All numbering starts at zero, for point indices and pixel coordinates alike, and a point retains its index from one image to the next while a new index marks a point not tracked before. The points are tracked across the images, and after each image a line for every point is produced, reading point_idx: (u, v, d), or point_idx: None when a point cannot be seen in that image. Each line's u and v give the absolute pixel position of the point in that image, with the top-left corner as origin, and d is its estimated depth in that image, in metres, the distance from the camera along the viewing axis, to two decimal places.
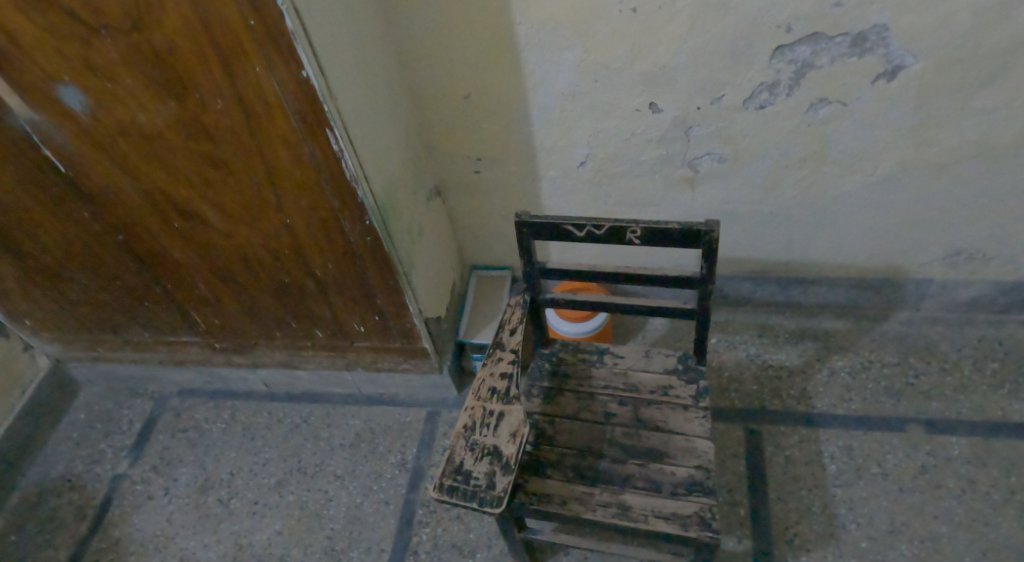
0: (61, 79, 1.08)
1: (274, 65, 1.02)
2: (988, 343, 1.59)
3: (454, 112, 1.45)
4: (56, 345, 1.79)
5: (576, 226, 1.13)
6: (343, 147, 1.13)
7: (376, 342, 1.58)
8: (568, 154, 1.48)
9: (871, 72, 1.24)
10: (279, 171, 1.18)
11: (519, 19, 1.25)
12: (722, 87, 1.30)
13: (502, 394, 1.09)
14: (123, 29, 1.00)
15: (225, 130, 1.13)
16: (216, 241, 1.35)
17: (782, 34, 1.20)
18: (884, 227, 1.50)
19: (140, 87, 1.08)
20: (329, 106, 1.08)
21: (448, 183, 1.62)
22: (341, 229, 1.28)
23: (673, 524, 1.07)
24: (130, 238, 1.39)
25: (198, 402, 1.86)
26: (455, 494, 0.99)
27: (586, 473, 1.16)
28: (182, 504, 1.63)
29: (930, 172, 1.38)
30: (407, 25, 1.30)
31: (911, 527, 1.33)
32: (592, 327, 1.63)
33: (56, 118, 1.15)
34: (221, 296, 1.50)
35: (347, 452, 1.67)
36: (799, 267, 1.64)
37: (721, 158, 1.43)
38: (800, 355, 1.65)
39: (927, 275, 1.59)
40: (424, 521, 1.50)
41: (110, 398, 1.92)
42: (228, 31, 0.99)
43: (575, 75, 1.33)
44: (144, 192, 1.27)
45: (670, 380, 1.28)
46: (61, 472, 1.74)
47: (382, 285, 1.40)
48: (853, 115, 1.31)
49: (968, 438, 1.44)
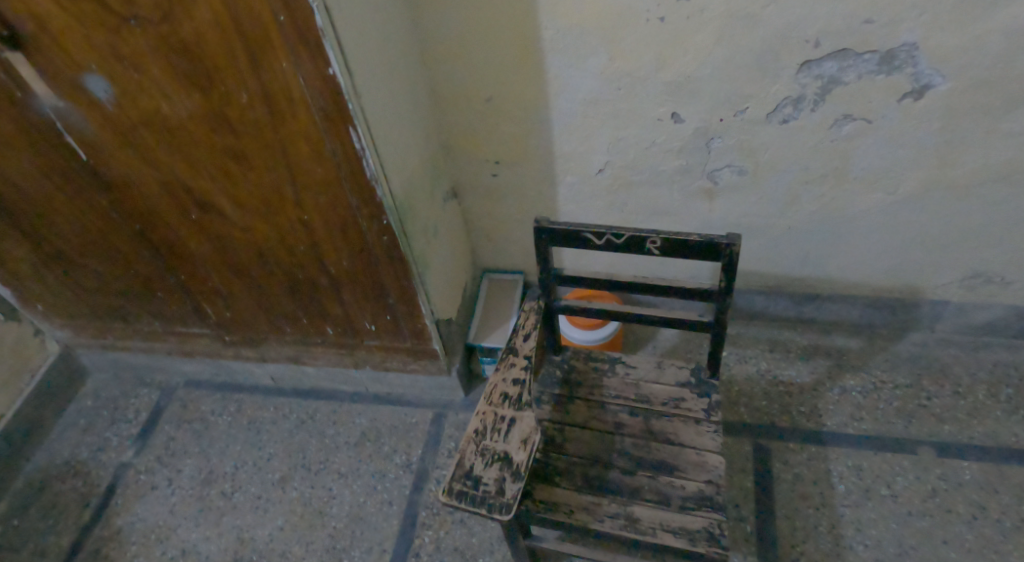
0: (87, 66, 1.08)
1: (302, 62, 1.02)
2: (1003, 368, 1.57)
3: (475, 114, 1.44)
4: (66, 331, 1.80)
5: (595, 234, 1.12)
6: (365, 146, 1.13)
7: (386, 342, 1.58)
8: (587, 160, 1.48)
9: (898, 91, 1.23)
10: (300, 167, 1.18)
11: (545, 24, 1.25)
12: (746, 100, 1.30)
13: (514, 400, 1.08)
14: (153, 20, 1.00)
15: (248, 124, 1.13)
16: (232, 234, 1.35)
17: (810, 49, 1.20)
18: (902, 246, 1.49)
19: (166, 78, 1.08)
20: (354, 104, 1.08)
21: (465, 185, 1.62)
22: (358, 227, 1.28)
23: (681, 538, 1.07)
24: (146, 228, 1.39)
25: (204, 394, 1.86)
26: (464, 500, 0.98)
27: (594, 483, 1.16)
28: (185, 495, 1.62)
29: (952, 193, 1.36)
30: (433, 25, 1.30)
31: (920, 551, 1.32)
32: (602, 336, 1.62)
33: (80, 105, 1.15)
34: (234, 289, 1.50)
35: (352, 450, 1.66)
36: (814, 283, 1.63)
37: (741, 171, 1.42)
38: (811, 372, 1.64)
39: (943, 297, 1.57)
40: (427, 523, 1.50)
41: (117, 386, 1.92)
42: (257, 26, 0.99)
43: (598, 82, 1.32)
44: (164, 182, 1.27)
45: (683, 393, 1.27)
46: (66, 458, 1.74)
47: (395, 285, 1.40)
48: (877, 133, 1.30)
49: (980, 463, 1.42)
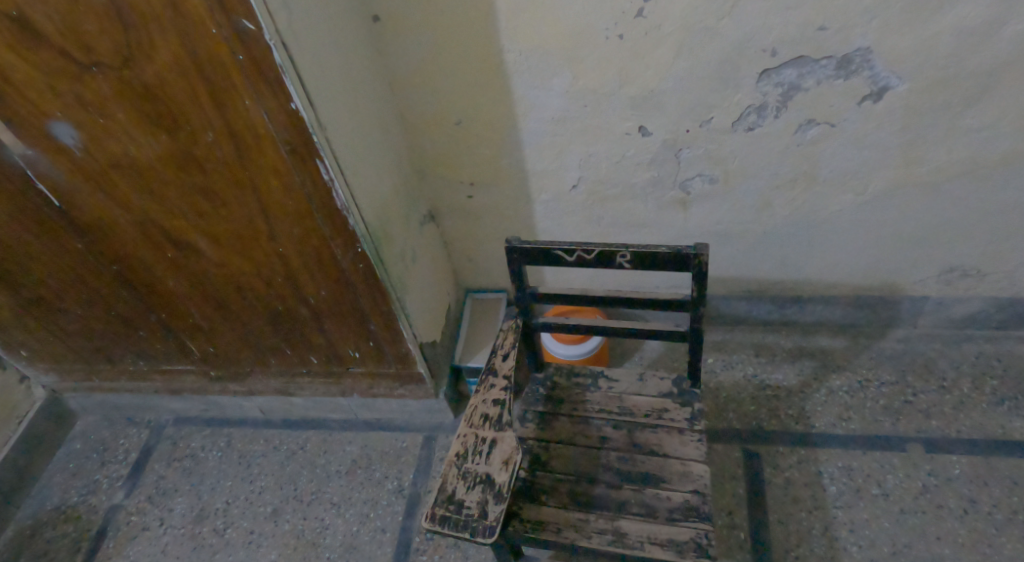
0: (53, 114, 1.10)
1: (264, 99, 1.04)
2: (986, 360, 1.58)
3: (445, 137, 1.46)
4: (52, 376, 1.79)
5: (566, 251, 1.13)
6: (333, 176, 1.14)
7: (372, 368, 1.58)
8: (560, 177, 1.49)
9: (857, 94, 1.25)
10: (271, 201, 1.19)
11: (507, 47, 1.27)
12: (710, 110, 1.31)
13: (494, 421, 1.07)
14: (115, 66, 1.02)
15: (216, 161, 1.14)
16: (210, 271, 1.36)
17: (768, 58, 1.22)
18: (876, 245, 1.50)
19: (131, 121, 1.10)
20: (319, 136, 1.09)
21: (441, 207, 1.63)
22: (333, 255, 1.28)
23: (669, 551, 1.06)
24: (123, 269, 1.40)
25: (194, 430, 1.86)
26: (447, 524, 0.98)
27: (581, 499, 1.15)
28: (177, 535, 1.61)
29: (922, 190, 1.38)
30: (397, 54, 1.32)
31: (914, 549, 1.31)
32: (587, 350, 1.63)
33: (49, 152, 1.16)
34: (215, 324, 1.51)
35: (343, 479, 1.65)
36: (794, 286, 1.64)
37: (712, 180, 1.44)
38: (797, 374, 1.64)
39: (923, 292, 1.58)
40: (421, 549, 1.49)
41: (106, 428, 1.91)
42: (218, 66, 1.01)
43: (564, 101, 1.34)
44: (136, 222, 1.28)
45: (665, 403, 1.27)
46: (56, 503, 1.73)
47: (375, 311, 1.40)
48: (841, 136, 1.32)
49: (969, 457, 1.42)
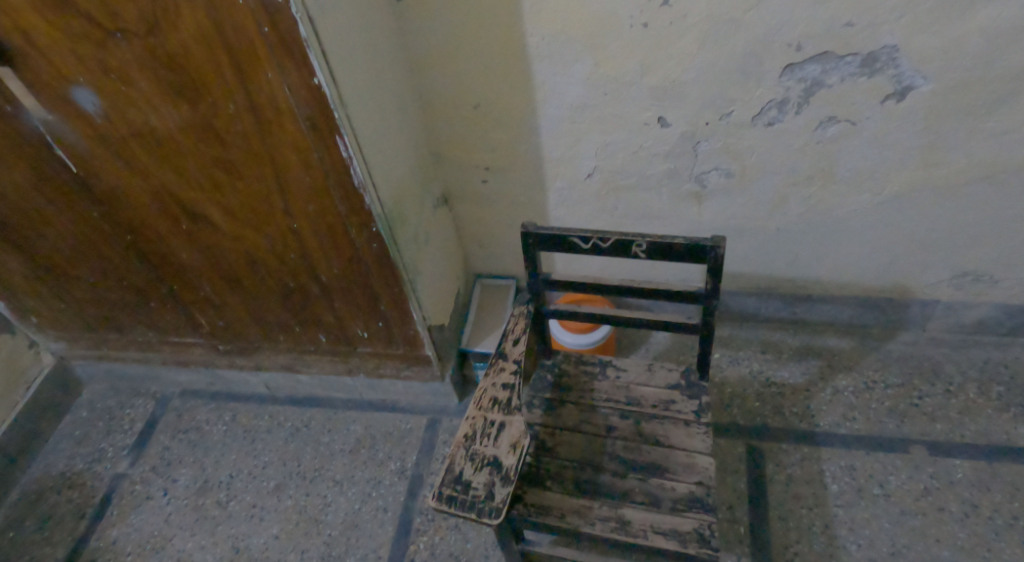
0: (75, 80, 1.10)
1: (288, 73, 1.03)
2: (993, 367, 1.58)
3: (463, 121, 1.45)
4: (61, 343, 1.80)
5: (582, 238, 1.13)
6: (352, 154, 1.14)
7: (379, 348, 1.58)
8: (576, 165, 1.49)
9: (880, 92, 1.24)
10: (288, 176, 1.19)
11: (530, 31, 1.26)
12: (731, 103, 1.31)
13: (503, 404, 1.08)
14: (139, 33, 1.02)
15: (235, 134, 1.14)
16: (224, 244, 1.36)
17: (792, 52, 1.21)
18: (890, 246, 1.50)
19: (153, 90, 1.09)
20: (339, 113, 1.08)
21: (455, 191, 1.63)
22: (347, 234, 1.28)
23: (672, 540, 1.07)
24: (137, 238, 1.40)
25: (200, 403, 1.87)
26: (454, 504, 0.98)
27: (585, 486, 1.16)
28: (181, 505, 1.63)
29: (940, 192, 1.37)
30: (420, 33, 1.31)
31: (913, 550, 1.32)
32: (595, 339, 1.63)
33: (69, 117, 1.16)
34: (226, 298, 1.51)
35: (346, 458, 1.66)
36: (805, 284, 1.64)
37: (729, 174, 1.43)
38: (803, 372, 1.65)
39: (933, 296, 1.58)
40: (422, 529, 1.50)
41: (112, 397, 1.92)
42: (244, 37, 1.00)
43: (584, 89, 1.34)
44: (153, 192, 1.28)
45: (673, 395, 1.27)
46: (61, 469, 1.74)
47: (386, 291, 1.40)
48: (861, 134, 1.31)
49: (972, 461, 1.43)
